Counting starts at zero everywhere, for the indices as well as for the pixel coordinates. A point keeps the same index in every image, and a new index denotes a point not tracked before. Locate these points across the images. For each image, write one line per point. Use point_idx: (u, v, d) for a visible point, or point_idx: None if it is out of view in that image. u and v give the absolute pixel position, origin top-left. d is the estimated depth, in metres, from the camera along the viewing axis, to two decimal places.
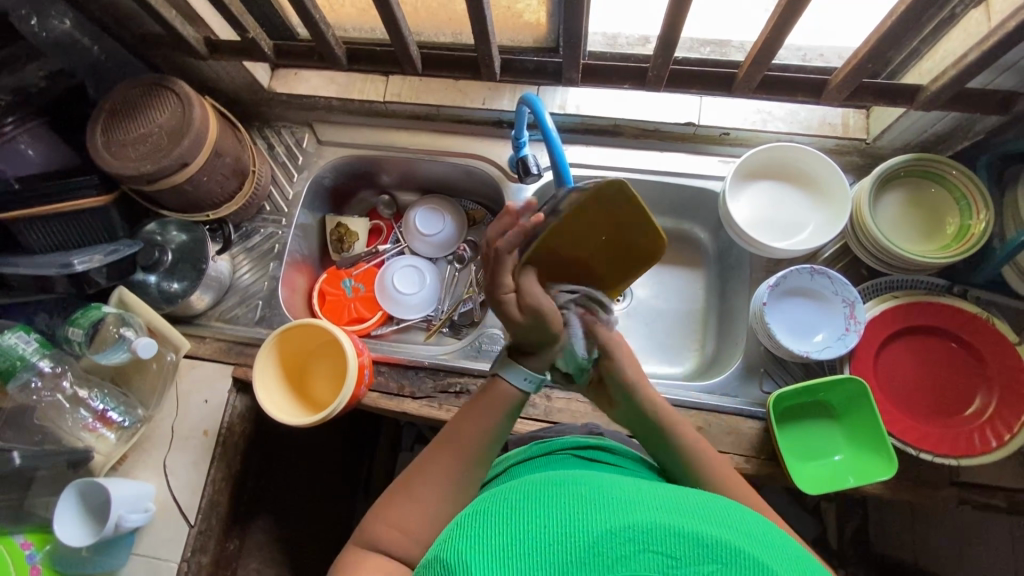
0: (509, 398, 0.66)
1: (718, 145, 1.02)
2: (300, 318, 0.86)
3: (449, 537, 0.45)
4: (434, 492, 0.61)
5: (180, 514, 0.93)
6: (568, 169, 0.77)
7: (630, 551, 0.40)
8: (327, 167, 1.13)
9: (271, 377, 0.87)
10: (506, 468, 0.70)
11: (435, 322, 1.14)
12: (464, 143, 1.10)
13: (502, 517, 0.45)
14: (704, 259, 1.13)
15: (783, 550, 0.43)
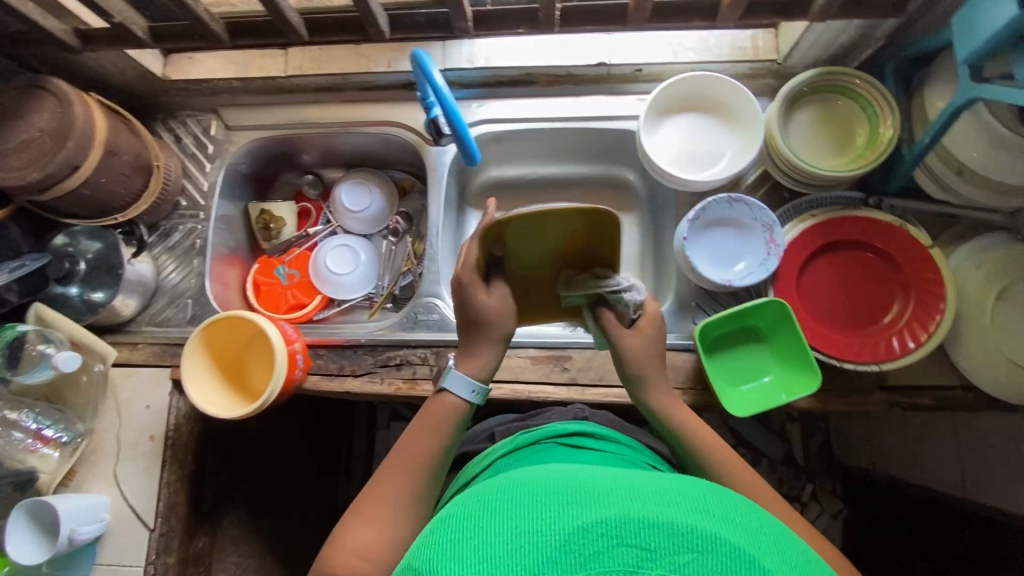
0: (454, 408, 0.73)
1: (633, 83, 1.00)
2: (224, 313, 0.84)
3: (426, 543, 0.46)
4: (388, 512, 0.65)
5: (138, 520, 0.93)
6: (467, 132, 0.76)
7: (602, 547, 0.41)
8: (240, 154, 1.09)
9: (203, 374, 0.86)
10: (489, 462, 0.77)
11: (378, 299, 1.13)
12: (377, 110, 1.06)
13: (476, 521, 0.45)
14: (637, 202, 1.13)
15: (761, 529, 0.45)
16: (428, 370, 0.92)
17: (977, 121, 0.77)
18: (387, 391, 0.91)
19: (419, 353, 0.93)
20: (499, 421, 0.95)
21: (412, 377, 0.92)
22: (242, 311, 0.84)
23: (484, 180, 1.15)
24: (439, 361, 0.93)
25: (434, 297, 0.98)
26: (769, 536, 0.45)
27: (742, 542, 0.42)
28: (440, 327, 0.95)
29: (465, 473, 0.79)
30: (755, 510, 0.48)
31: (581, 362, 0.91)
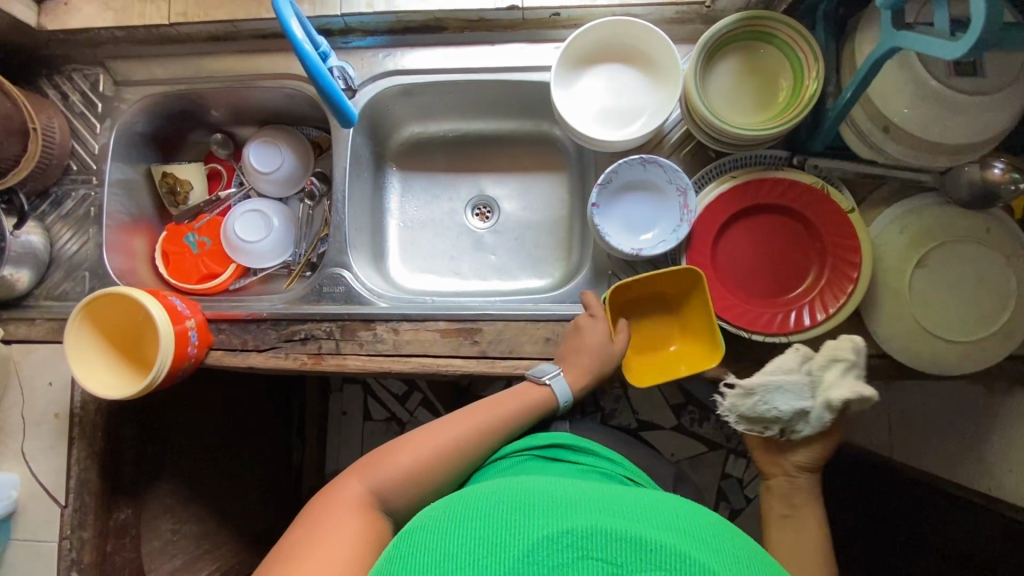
0: (536, 402, 0.80)
1: (553, 29, 0.91)
2: (109, 288, 0.80)
3: (411, 546, 0.52)
4: (442, 442, 0.74)
5: (49, 497, 0.93)
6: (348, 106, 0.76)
7: (568, 558, 0.46)
8: (133, 112, 1.01)
9: (89, 349, 0.82)
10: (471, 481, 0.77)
11: (296, 267, 1.07)
12: (275, 62, 0.97)
13: (458, 529, 0.51)
14: (567, 160, 1.06)
15: (733, 553, 0.49)
16: (335, 344, 0.89)
17: (907, 73, 0.70)
18: (293, 366, 0.89)
19: (324, 326, 0.90)
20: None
21: (318, 351, 0.89)
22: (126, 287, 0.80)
23: (403, 139, 1.09)
24: (345, 335, 0.89)
25: (341, 268, 0.93)
26: (735, 557, 0.49)
27: (703, 559, 0.46)
28: (346, 300, 0.91)
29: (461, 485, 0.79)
30: (725, 533, 0.53)
31: (491, 335, 0.87)
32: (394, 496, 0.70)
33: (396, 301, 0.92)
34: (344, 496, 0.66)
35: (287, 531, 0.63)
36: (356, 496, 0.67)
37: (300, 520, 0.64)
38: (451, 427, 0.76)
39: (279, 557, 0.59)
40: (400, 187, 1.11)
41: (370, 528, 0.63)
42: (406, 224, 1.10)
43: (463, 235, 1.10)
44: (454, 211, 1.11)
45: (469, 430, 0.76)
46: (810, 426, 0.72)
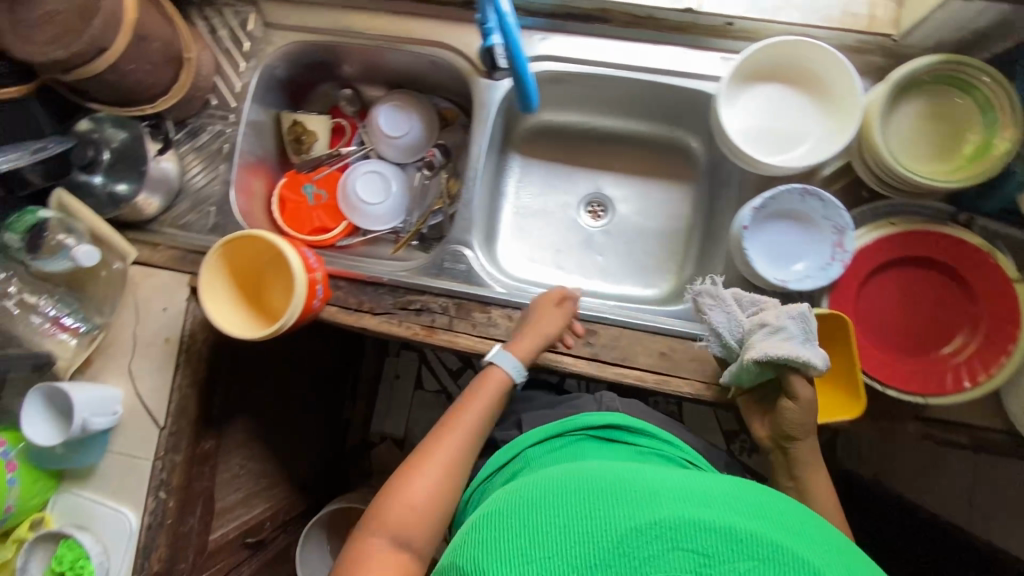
0: (500, 383, 0.82)
1: (722, 38, 0.88)
2: (247, 230, 0.81)
3: (484, 539, 0.53)
4: (439, 465, 0.74)
5: (149, 417, 0.96)
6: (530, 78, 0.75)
7: (657, 550, 0.47)
8: (277, 56, 1.01)
9: (219, 291, 0.84)
10: (520, 449, 0.78)
11: (404, 235, 1.09)
12: (427, 27, 0.95)
13: (535, 516, 0.53)
14: (695, 172, 1.04)
15: (813, 540, 0.51)
16: (448, 320, 0.90)
17: None
18: (404, 335, 0.90)
19: (440, 301, 0.90)
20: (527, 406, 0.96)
21: (431, 325, 0.90)
22: (262, 230, 0.81)
23: (531, 123, 1.08)
24: (460, 313, 0.90)
25: (464, 246, 0.93)
26: (814, 539, 0.51)
27: (787, 544, 0.48)
28: (464, 278, 0.92)
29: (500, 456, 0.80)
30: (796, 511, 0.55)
31: (606, 338, 0.87)
32: (419, 538, 0.69)
33: (512, 288, 0.92)
34: (366, 559, 0.67)
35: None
36: (376, 558, 0.67)
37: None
38: (438, 455, 0.75)
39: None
40: (519, 172, 1.10)
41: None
42: (519, 210, 1.09)
43: (574, 230, 1.08)
44: (568, 205, 1.09)
45: (457, 443, 0.77)
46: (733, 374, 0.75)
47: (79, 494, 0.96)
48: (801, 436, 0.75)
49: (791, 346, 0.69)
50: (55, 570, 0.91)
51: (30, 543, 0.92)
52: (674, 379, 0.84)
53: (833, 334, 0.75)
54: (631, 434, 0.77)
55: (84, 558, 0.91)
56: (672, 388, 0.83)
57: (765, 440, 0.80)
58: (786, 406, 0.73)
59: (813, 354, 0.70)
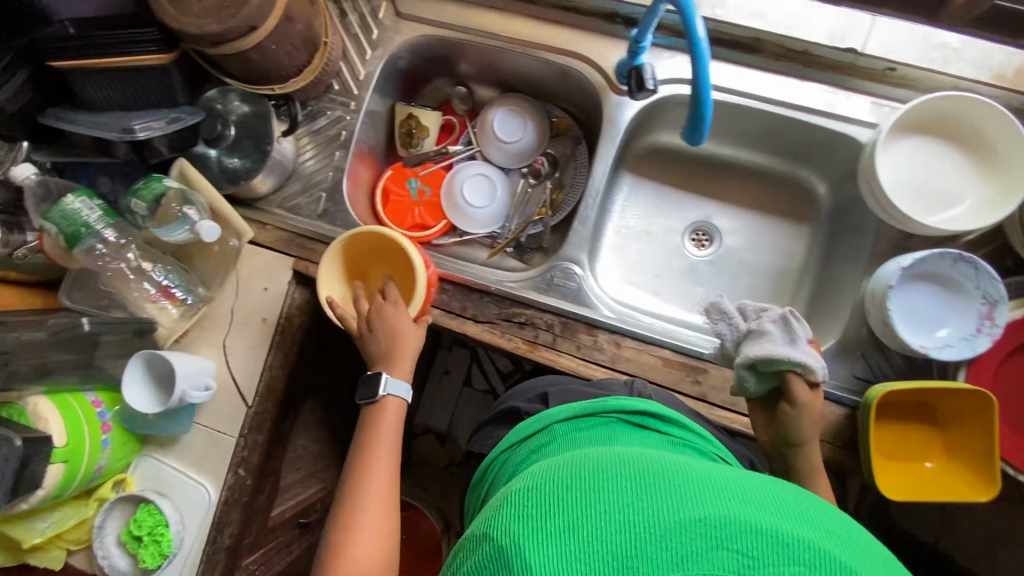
0: (398, 412, 0.81)
1: (878, 82, 0.84)
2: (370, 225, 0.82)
3: (498, 518, 0.45)
4: (368, 516, 0.72)
5: (238, 394, 0.95)
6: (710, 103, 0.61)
7: (700, 547, 0.39)
8: (403, 47, 0.99)
9: (332, 278, 0.87)
10: (545, 424, 0.65)
11: (501, 241, 1.07)
12: (565, 36, 0.92)
13: (556, 494, 0.45)
14: (814, 215, 1.00)
15: (871, 553, 0.41)
16: (551, 338, 0.87)
17: None
18: (506, 347, 0.88)
19: (546, 318, 0.88)
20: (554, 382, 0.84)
21: (534, 340, 0.88)
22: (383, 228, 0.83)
23: (646, 143, 1.05)
24: (565, 333, 0.88)
25: (575, 263, 0.91)
26: (873, 554, 0.42)
27: (851, 562, 0.39)
28: (573, 298, 0.89)
29: (518, 431, 0.68)
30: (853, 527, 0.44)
31: (716, 380, 0.84)
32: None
33: (620, 313, 0.89)
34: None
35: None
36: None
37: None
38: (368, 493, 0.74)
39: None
40: (626, 191, 1.07)
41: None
42: (622, 229, 1.07)
43: (676, 256, 1.05)
44: (673, 230, 1.06)
45: (375, 484, 0.75)
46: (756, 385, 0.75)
47: (161, 461, 0.96)
48: (804, 443, 0.74)
49: (779, 349, 0.71)
50: (132, 533, 0.92)
51: (111, 502, 0.92)
52: None
53: (975, 413, 0.72)
54: (668, 424, 0.63)
55: (163, 525, 0.92)
56: None
57: (768, 446, 0.78)
58: (791, 411, 0.73)
59: (808, 357, 0.71)
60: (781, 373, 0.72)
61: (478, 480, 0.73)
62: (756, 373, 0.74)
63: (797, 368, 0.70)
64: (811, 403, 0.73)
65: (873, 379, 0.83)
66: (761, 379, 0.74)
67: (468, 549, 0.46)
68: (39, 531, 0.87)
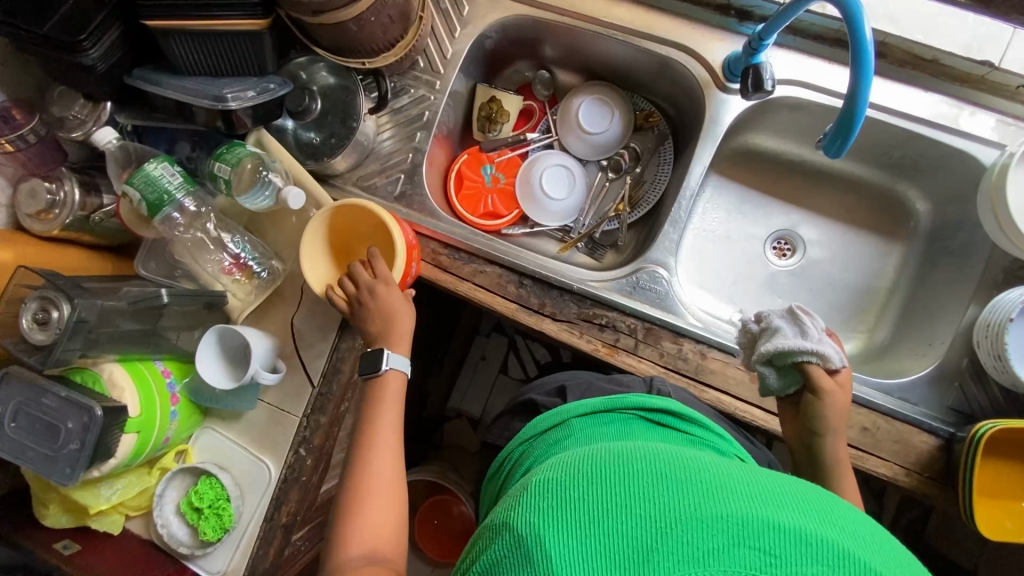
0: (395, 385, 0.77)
1: (1007, 99, 0.79)
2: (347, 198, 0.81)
3: (519, 509, 0.45)
4: (375, 488, 0.69)
5: (304, 374, 0.94)
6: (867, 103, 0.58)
7: (721, 544, 0.40)
8: (494, 26, 0.94)
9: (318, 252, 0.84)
10: (563, 418, 0.65)
11: (573, 235, 1.03)
12: (671, 26, 0.87)
13: (575, 486, 0.45)
14: (908, 232, 0.96)
15: (892, 551, 0.41)
16: (633, 343, 0.85)
17: None
18: (585, 349, 0.85)
19: (628, 322, 0.85)
20: (572, 377, 0.86)
21: (614, 344, 0.85)
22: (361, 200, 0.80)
23: (737, 143, 1.00)
24: (648, 338, 0.85)
25: (662, 267, 0.88)
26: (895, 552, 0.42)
27: (876, 563, 0.39)
28: (660, 302, 0.86)
29: (535, 425, 0.67)
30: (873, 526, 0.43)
31: None
32: (386, 544, 0.66)
33: (705, 323, 0.86)
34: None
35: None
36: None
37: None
38: (372, 460, 0.71)
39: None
40: (709, 192, 1.03)
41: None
42: (700, 232, 1.03)
43: (756, 264, 1.01)
44: (755, 236, 1.02)
45: (380, 454, 0.72)
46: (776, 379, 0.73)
47: (222, 434, 0.96)
48: (830, 433, 0.72)
49: (791, 342, 0.71)
50: (192, 504, 0.91)
51: (173, 472, 0.91)
52: (871, 457, 0.78)
53: None
54: (686, 422, 0.63)
55: (224, 499, 0.91)
56: (870, 467, 0.77)
57: (793, 438, 0.77)
58: (814, 400, 0.71)
59: (822, 345, 0.70)
60: (799, 365, 0.72)
61: (495, 470, 0.73)
62: (775, 369, 0.73)
63: (815, 358, 0.70)
64: (834, 389, 0.71)
65: (968, 411, 0.80)
66: (781, 376, 0.73)
67: (487, 538, 0.46)
68: (106, 498, 0.86)
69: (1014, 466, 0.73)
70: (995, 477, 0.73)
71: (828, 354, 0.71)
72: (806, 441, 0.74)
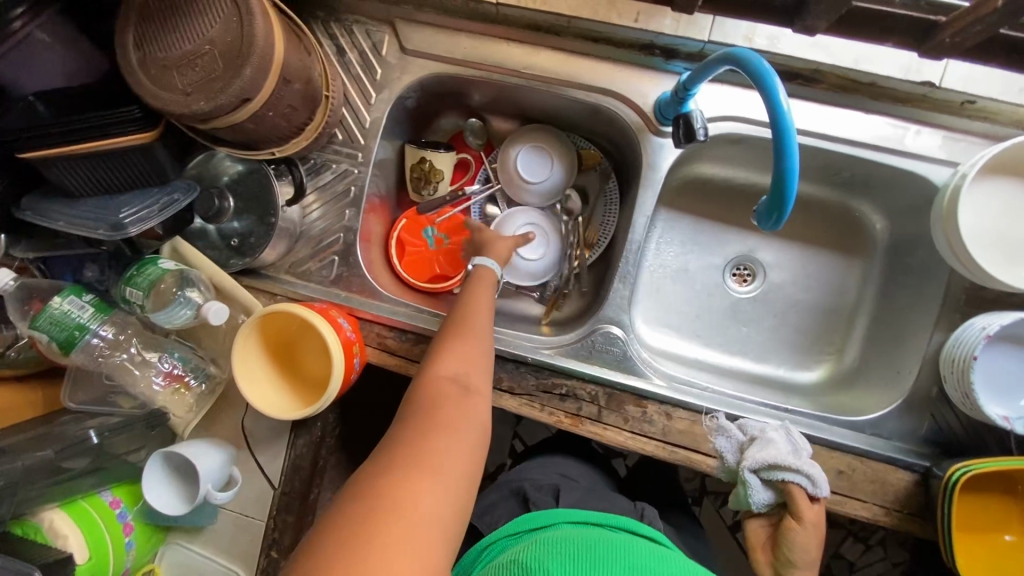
0: (489, 282, 0.81)
1: (951, 114, 0.75)
2: (280, 303, 0.76)
3: (537, 557, 0.54)
4: (464, 341, 0.72)
5: (264, 475, 0.90)
6: (796, 178, 0.54)
7: None
8: (412, 86, 0.88)
9: (252, 357, 0.78)
10: (553, 521, 0.63)
11: (546, 292, 0.97)
12: (596, 71, 0.82)
13: (587, 554, 0.53)
14: (866, 247, 0.93)
15: None
16: (596, 410, 0.81)
17: None
18: (548, 422, 0.82)
19: (589, 388, 0.82)
20: (564, 472, 0.87)
21: (577, 413, 0.81)
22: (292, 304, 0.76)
23: (683, 174, 0.96)
24: (611, 404, 0.81)
25: (617, 324, 0.84)
26: None
27: None
28: (619, 363, 0.83)
29: (516, 525, 0.65)
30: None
31: None
32: (473, 378, 0.69)
33: (668, 378, 0.83)
34: (436, 393, 0.65)
35: (390, 432, 0.62)
36: (440, 399, 0.64)
37: (400, 430, 0.61)
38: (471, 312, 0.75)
39: (384, 478, 0.54)
40: (662, 226, 0.99)
41: (469, 444, 0.61)
42: (657, 269, 0.99)
43: (717, 295, 0.98)
44: (713, 265, 0.99)
45: (473, 315, 0.75)
46: (758, 494, 0.72)
47: (189, 547, 0.92)
48: (801, 566, 0.68)
49: (783, 456, 0.71)
50: None
51: None
52: (849, 500, 0.76)
53: None
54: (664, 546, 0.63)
55: None
56: (848, 512, 0.75)
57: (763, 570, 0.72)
58: (791, 523, 0.69)
59: (813, 467, 0.70)
60: (784, 484, 0.71)
61: (472, 559, 0.67)
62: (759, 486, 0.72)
63: (805, 480, 0.69)
64: (814, 520, 0.69)
65: (942, 439, 0.78)
66: (767, 491, 0.72)
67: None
68: None
69: (992, 499, 0.72)
70: (975, 514, 0.72)
71: (815, 478, 0.70)
72: (782, 570, 0.69)
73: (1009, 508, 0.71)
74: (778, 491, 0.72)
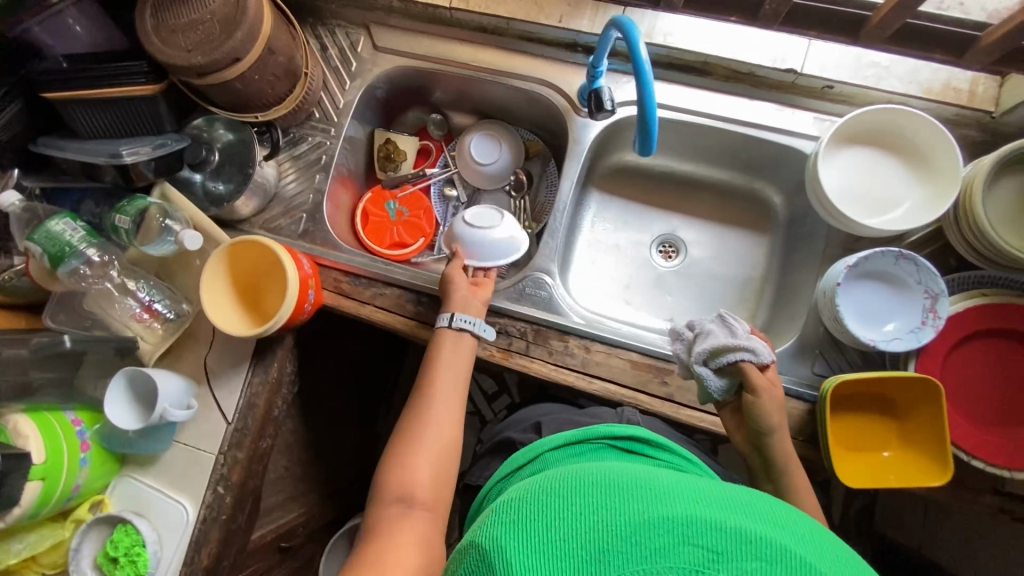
0: (464, 345, 0.86)
1: (816, 99, 0.90)
2: (247, 235, 0.87)
3: (484, 528, 0.49)
4: (421, 453, 0.76)
5: (219, 410, 0.97)
6: (655, 111, 0.69)
7: (669, 542, 0.42)
8: (381, 77, 1.05)
9: (219, 282, 0.89)
10: (536, 453, 0.72)
11: None
12: (531, 65, 0.99)
13: (543, 500, 0.48)
14: (772, 224, 1.06)
15: (834, 553, 0.44)
16: (524, 344, 0.90)
17: None
18: (481, 356, 0.90)
19: (519, 326, 0.92)
20: (545, 413, 0.93)
21: (507, 347, 0.90)
22: (259, 237, 0.87)
23: (613, 161, 1.11)
24: (537, 339, 0.91)
25: (546, 273, 0.96)
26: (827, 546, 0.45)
27: (816, 561, 0.42)
28: (545, 305, 0.93)
29: (508, 465, 0.74)
30: (829, 537, 0.46)
31: (683, 380, 0.87)
32: (424, 494, 0.73)
33: (589, 320, 0.93)
34: (388, 518, 0.70)
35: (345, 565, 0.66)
36: (388, 526, 0.68)
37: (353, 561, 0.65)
38: (426, 423, 0.78)
39: None
40: (596, 206, 1.13)
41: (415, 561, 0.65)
42: (593, 242, 1.12)
43: (645, 268, 1.10)
44: (641, 241, 1.11)
45: (434, 421, 0.79)
46: (713, 379, 0.77)
47: (140, 481, 0.97)
48: (773, 429, 0.77)
49: (727, 341, 0.77)
50: (108, 556, 0.89)
51: (89, 525, 0.90)
52: None
53: (923, 402, 0.75)
54: (652, 447, 0.71)
55: (140, 545, 0.90)
56: None
57: (743, 444, 0.80)
58: (753, 400, 0.76)
59: (752, 340, 0.77)
60: (734, 366, 0.77)
61: (479, 505, 0.75)
62: (712, 373, 0.78)
63: (749, 354, 0.76)
64: (767, 385, 0.77)
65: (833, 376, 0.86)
66: (721, 377, 0.78)
67: (456, 561, 0.49)
68: (15, 553, 0.86)
69: (865, 418, 0.80)
70: (852, 433, 0.80)
71: (756, 349, 0.77)
72: (758, 441, 0.78)
73: (883, 425, 0.79)
74: (731, 374, 0.78)
